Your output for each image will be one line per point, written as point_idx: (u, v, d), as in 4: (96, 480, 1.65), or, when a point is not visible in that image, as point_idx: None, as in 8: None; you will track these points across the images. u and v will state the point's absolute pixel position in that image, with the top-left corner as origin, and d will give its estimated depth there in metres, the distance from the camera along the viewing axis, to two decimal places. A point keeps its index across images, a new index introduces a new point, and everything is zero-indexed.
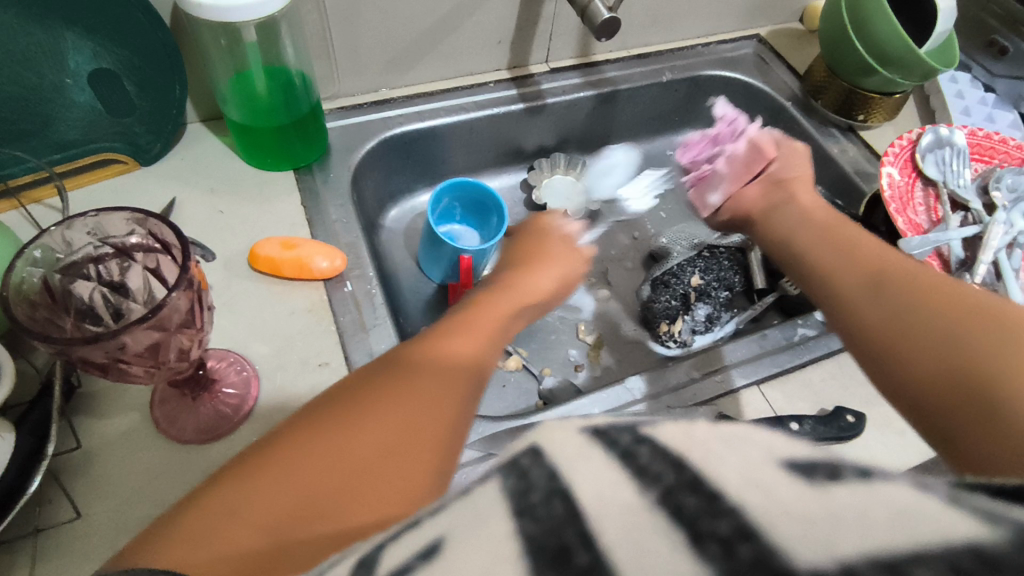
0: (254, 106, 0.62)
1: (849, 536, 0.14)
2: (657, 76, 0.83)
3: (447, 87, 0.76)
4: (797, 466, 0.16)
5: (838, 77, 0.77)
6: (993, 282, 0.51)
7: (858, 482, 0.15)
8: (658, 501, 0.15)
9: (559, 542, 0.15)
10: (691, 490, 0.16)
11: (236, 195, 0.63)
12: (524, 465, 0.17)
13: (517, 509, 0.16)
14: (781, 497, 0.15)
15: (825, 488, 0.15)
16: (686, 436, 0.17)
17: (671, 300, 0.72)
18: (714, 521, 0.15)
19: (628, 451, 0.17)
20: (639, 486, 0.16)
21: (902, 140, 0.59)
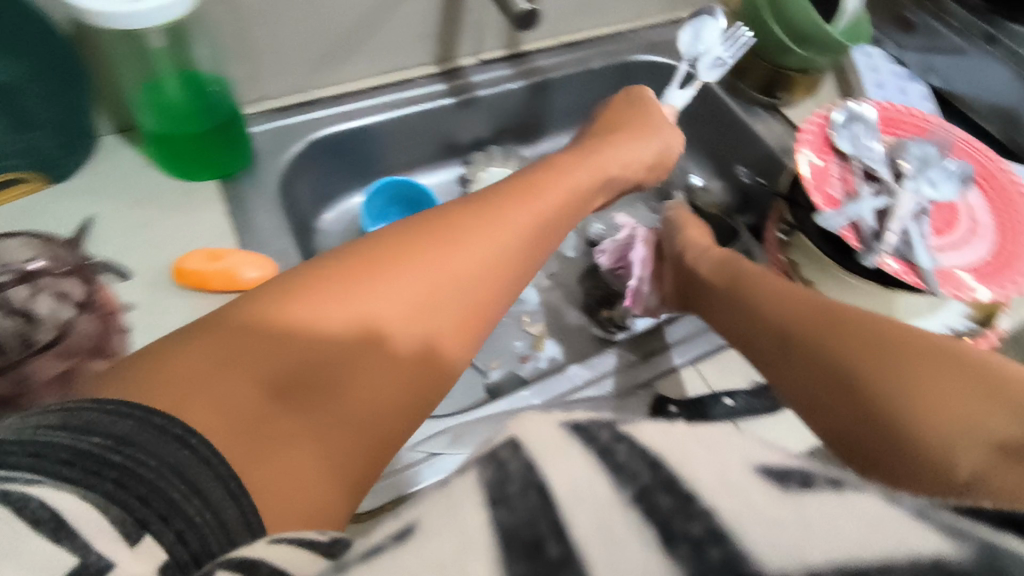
0: (167, 112, 0.59)
1: (815, 544, 0.20)
2: (587, 63, 0.83)
3: (375, 83, 0.75)
4: (773, 473, 0.22)
5: (759, 58, 0.80)
6: (903, 249, 0.54)
7: (832, 491, 0.22)
8: (637, 497, 0.21)
9: (535, 533, 0.20)
10: (665, 491, 0.21)
11: (159, 208, 0.61)
12: (504, 457, 0.23)
13: (497, 498, 0.21)
14: (759, 502, 0.21)
15: (796, 496, 0.21)
16: (666, 440, 0.23)
17: (610, 288, 0.76)
18: (686, 524, 0.20)
19: (608, 448, 0.23)
20: (619, 483, 0.22)
21: (812, 120, 0.61)
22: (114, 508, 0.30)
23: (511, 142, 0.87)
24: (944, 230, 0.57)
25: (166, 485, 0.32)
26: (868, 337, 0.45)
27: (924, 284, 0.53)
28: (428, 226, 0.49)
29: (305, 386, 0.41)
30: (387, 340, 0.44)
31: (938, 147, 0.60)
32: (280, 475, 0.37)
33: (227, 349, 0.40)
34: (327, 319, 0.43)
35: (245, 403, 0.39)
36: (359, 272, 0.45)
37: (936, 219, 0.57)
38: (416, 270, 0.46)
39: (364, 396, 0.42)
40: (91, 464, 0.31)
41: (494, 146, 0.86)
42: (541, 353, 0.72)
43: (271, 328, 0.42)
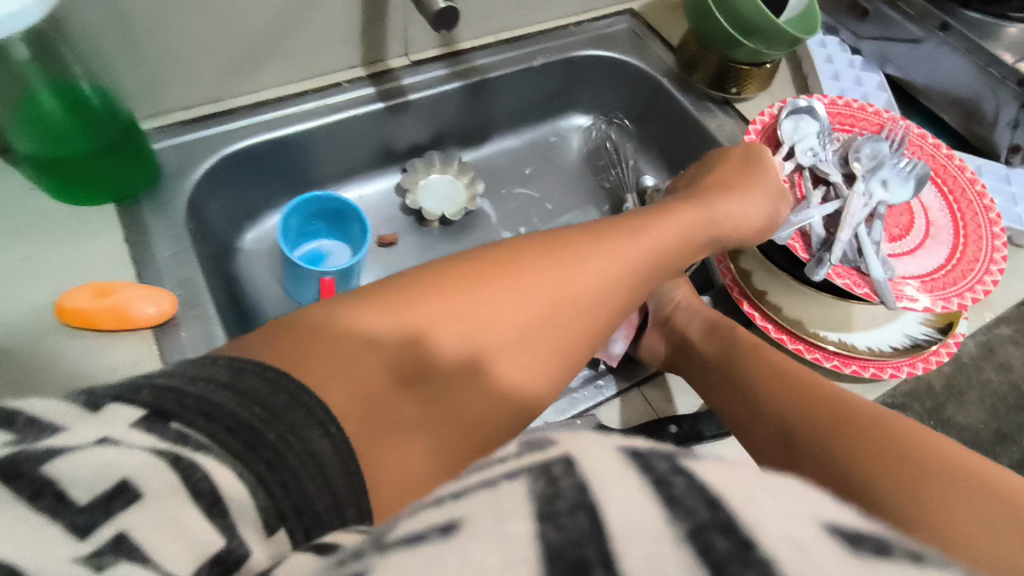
0: (44, 131, 0.53)
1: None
2: (528, 60, 0.78)
3: (295, 90, 0.69)
4: (846, 532, 0.16)
5: (708, 49, 0.75)
6: (854, 258, 0.50)
7: (908, 564, 0.16)
8: (688, 536, 0.16)
9: (579, 556, 0.16)
10: (723, 533, 0.16)
11: (47, 238, 0.55)
12: (555, 473, 0.18)
13: (542, 514, 0.17)
14: (823, 559, 0.16)
15: (871, 564, 0.16)
16: (730, 480, 0.18)
17: None
18: (742, 568, 0.15)
19: (663, 479, 0.18)
20: (670, 516, 0.17)
21: (761, 118, 0.58)
22: (260, 486, 0.28)
23: (452, 146, 0.82)
24: (898, 235, 0.54)
25: (305, 470, 0.31)
26: (885, 436, 0.43)
27: (875, 296, 0.48)
28: (555, 238, 0.48)
29: (428, 377, 0.40)
30: (503, 334, 0.43)
31: (892, 144, 0.56)
32: (390, 463, 0.37)
33: (418, 326, 0.41)
34: (459, 317, 0.42)
35: (369, 382, 0.38)
36: (489, 272, 0.45)
37: (888, 223, 0.54)
38: (550, 267, 0.45)
39: (478, 392, 0.42)
40: (251, 435, 0.29)
41: (433, 151, 0.80)
42: None
43: (436, 309, 0.42)
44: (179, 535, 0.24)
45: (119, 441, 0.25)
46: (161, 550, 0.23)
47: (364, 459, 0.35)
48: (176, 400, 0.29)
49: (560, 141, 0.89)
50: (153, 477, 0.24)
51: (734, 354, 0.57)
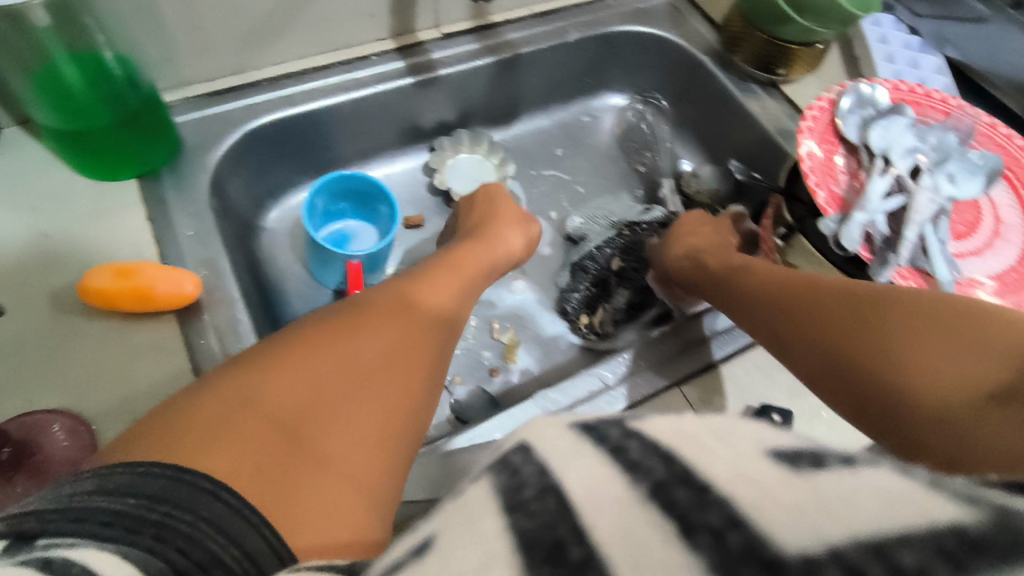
0: (65, 105, 0.50)
1: (837, 523, 0.17)
2: (562, 35, 0.74)
3: (322, 63, 0.66)
4: (786, 457, 0.20)
5: (753, 27, 0.70)
6: (918, 258, 0.47)
7: (840, 470, 0.19)
8: (651, 494, 0.19)
9: (555, 537, 0.19)
10: (681, 484, 0.19)
11: (64, 215, 0.53)
12: (517, 464, 0.22)
13: (513, 503, 0.20)
14: (772, 490, 0.19)
15: (812, 478, 0.19)
16: (688, 440, 0.22)
17: (590, 288, 0.68)
18: (705, 514, 0.18)
19: (619, 447, 0.22)
20: (632, 482, 0.20)
21: (820, 103, 0.53)
22: (158, 566, 0.26)
23: (480, 124, 0.79)
24: (964, 232, 0.50)
25: (209, 542, 0.29)
26: (840, 315, 0.44)
27: None
28: (402, 283, 0.49)
29: (312, 419, 0.37)
30: (392, 352, 0.43)
31: (958, 134, 0.52)
32: (313, 503, 0.34)
33: (284, 374, 0.38)
34: (332, 359, 0.40)
35: (256, 438, 0.35)
36: (342, 326, 0.43)
37: (954, 220, 0.50)
38: (389, 315, 0.45)
39: (378, 412, 0.39)
40: (132, 522, 0.27)
41: (461, 130, 0.77)
42: (513, 366, 0.66)
43: (311, 349, 0.40)
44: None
45: None
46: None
47: (275, 512, 0.32)
48: (39, 519, 0.26)
49: (592, 122, 0.85)
50: None
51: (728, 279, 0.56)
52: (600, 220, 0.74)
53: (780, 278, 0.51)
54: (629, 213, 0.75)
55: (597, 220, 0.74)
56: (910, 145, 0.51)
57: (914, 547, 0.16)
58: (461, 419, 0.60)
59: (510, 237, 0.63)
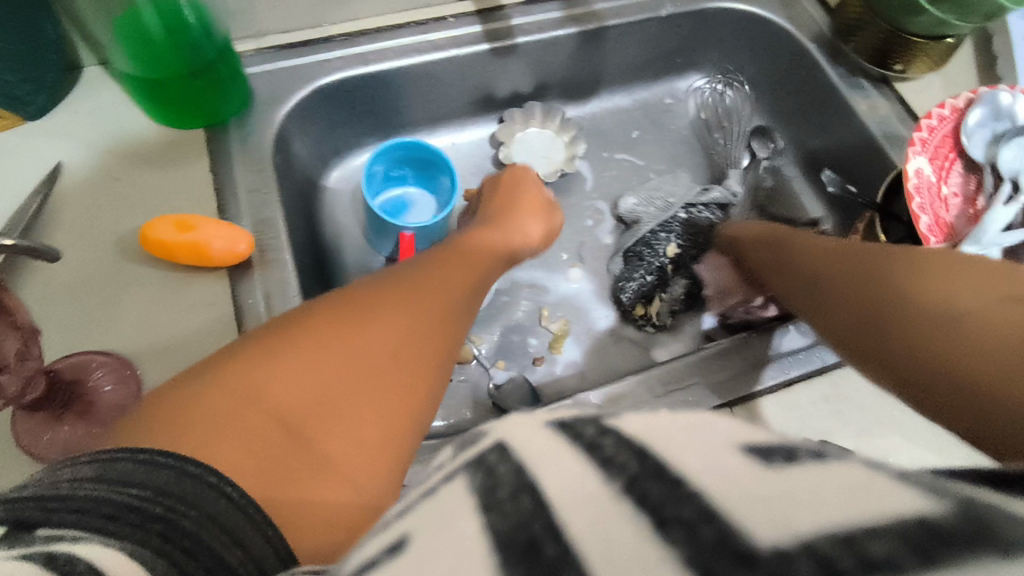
0: (145, 51, 0.50)
1: (806, 517, 0.17)
2: (656, 9, 0.68)
3: (399, 22, 0.63)
4: (757, 451, 0.20)
5: (875, 14, 0.62)
6: None
7: (813, 465, 0.20)
8: (625, 489, 0.19)
9: (529, 536, 0.18)
10: (655, 480, 0.19)
11: (134, 159, 0.54)
12: (493, 463, 0.21)
13: (487, 504, 0.19)
14: (746, 484, 0.18)
15: (780, 471, 0.19)
16: (649, 428, 0.22)
17: (646, 277, 0.64)
18: (678, 507, 0.18)
19: (594, 442, 0.21)
20: (606, 475, 0.19)
21: (944, 108, 0.46)
22: (163, 564, 0.26)
23: (556, 98, 0.75)
24: None
25: (210, 542, 0.28)
26: (893, 274, 0.42)
27: None
28: (420, 264, 0.47)
29: (316, 412, 0.36)
30: (403, 347, 0.41)
31: None
32: (315, 501, 0.34)
33: (292, 362, 0.37)
34: (341, 347, 0.39)
35: (259, 433, 0.34)
36: (354, 313, 0.41)
37: None
38: (405, 304, 0.43)
39: (384, 408, 0.38)
40: (136, 517, 0.26)
41: (535, 102, 0.74)
42: (558, 357, 0.64)
43: (318, 337, 0.39)
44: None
45: None
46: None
47: (274, 499, 0.33)
48: (40, 507, 0.25)
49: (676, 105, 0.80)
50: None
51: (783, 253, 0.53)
52: (656, 203, 0.69)
53: (836, 248, 0.48)
54: (687, 194, 0.69)
55: (652, 203, 0.69)
56: None
57: (884, 538, 0.16)
58: (499, 406, 0.58)
59: (535, 227, 0.61)
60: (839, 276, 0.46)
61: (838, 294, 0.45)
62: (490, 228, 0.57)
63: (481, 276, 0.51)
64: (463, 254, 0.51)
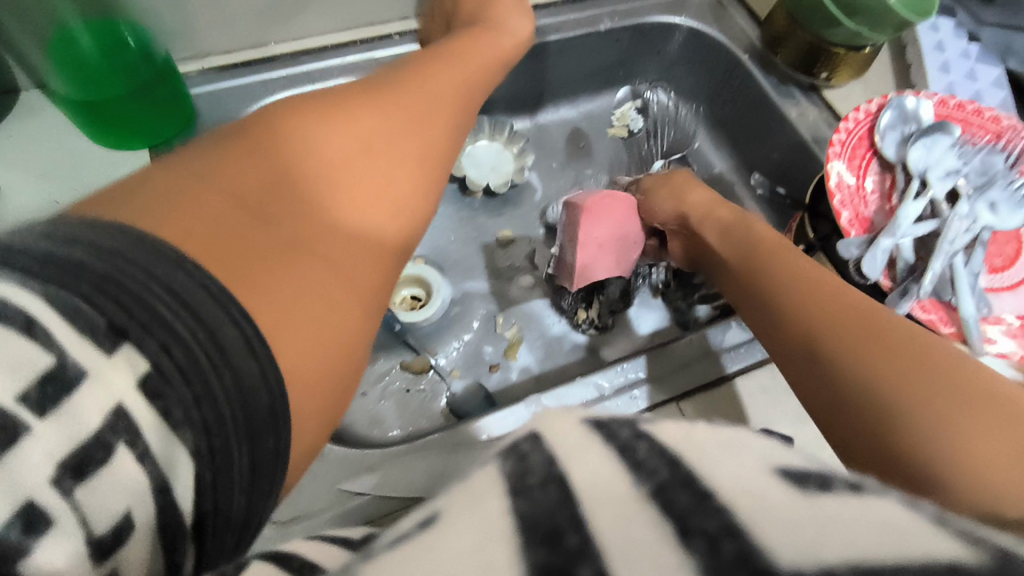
0: (82, 74, 0.51)
1: (832, 544, 0.18)
2: (595, 23, 0.70)
3: (342, 39, 0.64)
4: (791, 475, 0.21)
5: (799, 27, 0.66)
6: (943, 291, 0.44)
7: (847, 494, 0.20)
8: (653, 494, 0.19)
9: (553, 523, 0.18)
10: (683, 489, 0.19)
11: (75, 183, 0.54)
12: (526, 450, 0.21)
13: (516, 488, 0.20)
14: (772, 502, 0.19)
15: (815, 498, 0.20)
16: (687, 438, 0.22)
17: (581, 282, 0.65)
18: (704, 520, 0.18)
19: (628, 445, 0.21)
20: (636, 478, 0.20)
21: (858, 113, 0.49)
22: (99, 323, 0.25)
23: (503, 110, 0.77)
24: (999, 266, 0.47)
25: (154, 298, 0.27)
26: (893, 353, 0.38)
27: (961, 337, 0.43)
28: (380, 83, 0.48)
29: (276, 197, 0.38)
30: (357, 162, 0.43)
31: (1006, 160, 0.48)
32: (295, 282, 0.36)
33: (247, 160, 0.38)
34: (295, 155, 0.40)
35: (216, 205, 0.35)
36: (303, 121, 0.42)
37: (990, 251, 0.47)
38: (356, 118, 0.44)
39: (347, 208, 0.41)
40: (65, 263, 0.26)
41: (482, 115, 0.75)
42: (513, 363, 0.65)
43: (271, 154, 0.40)
44: (31, 374, 0.23)
45: None
46: (50, 447, 0.23)
47: (237, 271, 0.33)
48: None
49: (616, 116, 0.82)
50: None
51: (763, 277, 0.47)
52: None
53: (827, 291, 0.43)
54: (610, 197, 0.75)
55: None
56: (951, 167, 0.48)
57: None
58: (456, 414, 0.59)
59: (494, 49, 0.59)
60: (829, 332, 0.40)
61: (824, 349, 0.40)
62: (442, 58, 0.54)
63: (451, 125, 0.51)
64: (422, 84, 0.50)
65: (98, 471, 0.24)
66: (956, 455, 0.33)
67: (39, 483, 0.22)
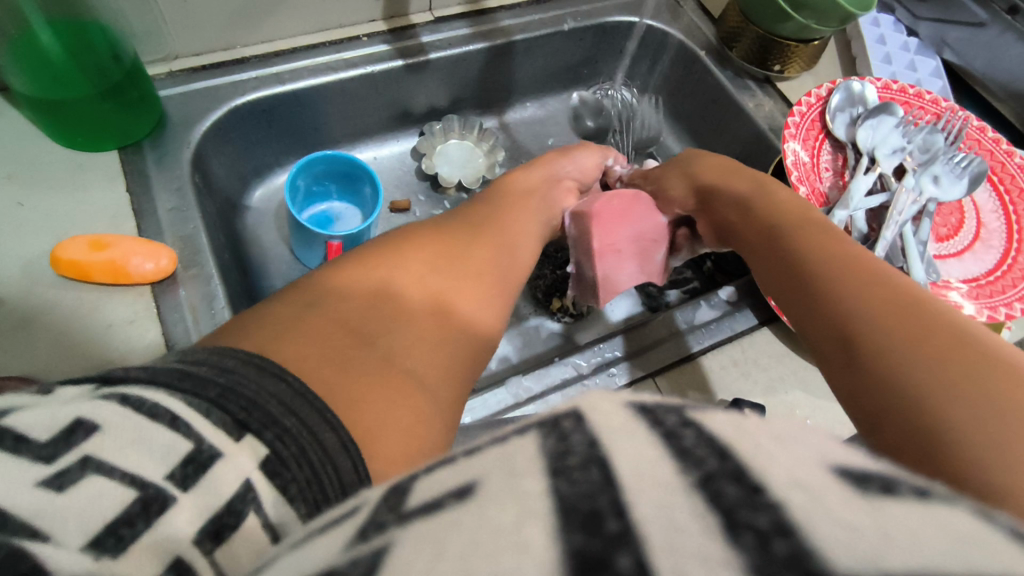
0: (46, 72, 0.50)
1: (898, 553, 0.12)
2: (558, 24, 0.73)
3: (311, 43, 0.65)
4: (852, 474, 0.14)
5: (752, 23, 0.69)
6: (896, 258, 0.47)
7: (913, 500, 0.13)
8: (698, 485, 0.14)
9: (592, 506, 0.14)
10: (733, 479, 0.14)
11: (38, 184, 0.53)
12: (566, 429, 0.17)
13: (553, 469, 0.15)
14: (828, 503, 0.13)
15: (876, 503, 0.13)
16: (738, 428, 0.16)
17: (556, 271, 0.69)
18: (753, 514, 0.13)
19: (672, 431, 0.16)
20: (678, 466, 0.15)
21: (810, 97, 0.53)
22: (224, 422, 0.26)
23: (472, 110, 0.79)
24: (945, 235, 0.50)
25: (268, 402, 0.29)
26: (940, 337, 0.34)
27: None
28: (460, 222, 0.52)
29: (363, 327, 0.38)
30: (432, 314, 0.42)
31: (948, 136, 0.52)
32: (379, 416, 0.33)
33: (351, 294, 0.40)
34: (397, 275, 0.43)
35: (328, 329, 0.36)
36: (397, 250, 0.46)
37: (936, 222, 0.51)
38: (441, 248, 0.47)
39: (417, 346, 0.39)
40: (194, 380, 0.28)
41: (452, 116, 0.77)
42: (491, 353, 0.66)
43: (377, 283, 0.42)
44: (172, 459, 0.25)
45: (91, 464, 0.24)
46: (186, 523, 0.24)
47: (344, 396, 0.33)
48: (123, 368, 0.28)
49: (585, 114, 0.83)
50: (114, 448, 0.24)
51: (792, 262, 0.44)
52: None
53: (873, 274, 0.40)
54: None
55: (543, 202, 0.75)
56: (898, 143, 0.51)
57: None
58: None
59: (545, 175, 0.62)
60: (876, 314, 0.37)
61: (867, 335, 0.36)
62: (509, 183, 0.59)
63: (523, 243, 0.54)
64: (491, 215, 0.54)
65: (228, 539, 0.25)
66: (1002, 448, 0.28)
67: (186, 541, 0.24)
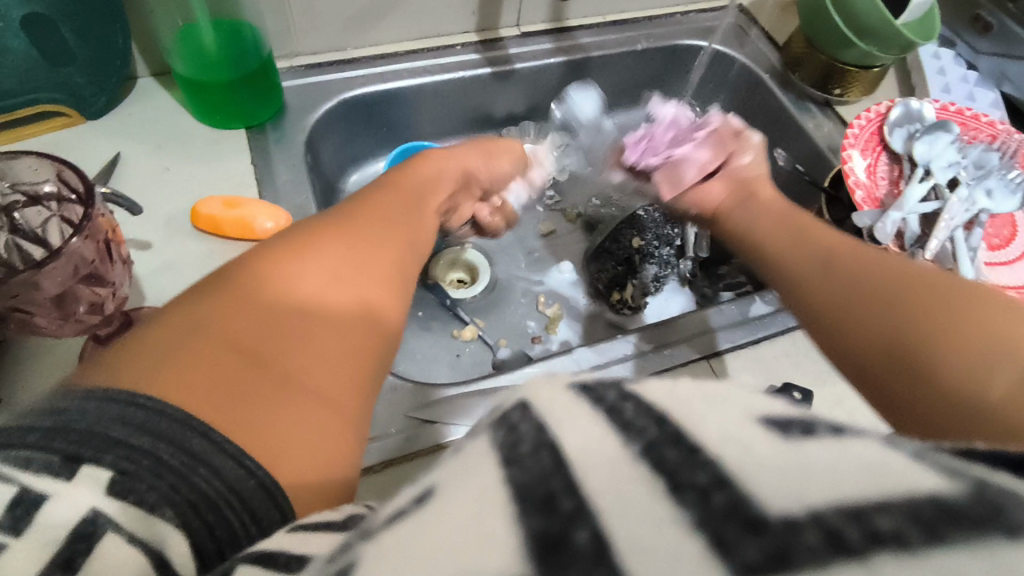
0: (202, 59, 0.59)
1: (815, 487, 0.15)
2: (632, 44, 0.80)
3: (410, 49, 0.73)
4: (776, 423, 0.17)
5: (815, 49, 0.74)
6: (945, 260, 0.51)
7: (832, 437, 0.17)
8: (642, 453, 0.17)
9: (546, 490, 0.16)
10: (673, 444, 0.17)
11: (181, 153, 0.61)
12: (514, 419, 0.19)
13: (507, 459, 0.18)
14: (759, 452, 0.16)
15: (800, 444, 0.17)
16: (670, 393, 0.19)
17: (616, 266, 0.72)
18: (693, 473, 0.16)
19: (614, 406, 0.18)
20: (623, 440, 0.17)
21: (870, 112, 0.57)
22: (42, 462, 0.24)
23: (546, 119, 0.84)
24: (998, 244, 0.53)
25: (108, 426, 0.26)
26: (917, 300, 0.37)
27: None
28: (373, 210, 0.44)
29: (258, 335, 0.33)
30: (350, 299, 0.37)
31: (1004, 156, 0.55)
32: (279, 415, 0.30)
33: (239, 301, 0.34)
34: (310, 266, 0.37)
35: (218, 347, 0.31)
36: (309, 245, 0.38)
37: (989, 232, 0.54)
38: (353, 233, 0.41)
39: (329, 331, 0.35)
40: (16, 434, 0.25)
41: (528, 122, 0.83)
42: (553, 337, 0.71)
43: (276, 283, 0.35)
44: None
45: None
46: (26, 562, 0.23)
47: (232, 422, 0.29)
48: None
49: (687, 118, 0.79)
50: None
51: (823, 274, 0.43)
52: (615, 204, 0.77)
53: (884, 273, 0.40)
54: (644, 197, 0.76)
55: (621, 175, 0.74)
56: (953, 159, 0.55)
57: (893, 513, 0.15)
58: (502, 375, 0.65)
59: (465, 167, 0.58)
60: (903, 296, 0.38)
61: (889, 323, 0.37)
62: (436, 180, 0.53)
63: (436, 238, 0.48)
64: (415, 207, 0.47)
65: (84, 566, 0.24)
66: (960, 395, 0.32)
67: None
